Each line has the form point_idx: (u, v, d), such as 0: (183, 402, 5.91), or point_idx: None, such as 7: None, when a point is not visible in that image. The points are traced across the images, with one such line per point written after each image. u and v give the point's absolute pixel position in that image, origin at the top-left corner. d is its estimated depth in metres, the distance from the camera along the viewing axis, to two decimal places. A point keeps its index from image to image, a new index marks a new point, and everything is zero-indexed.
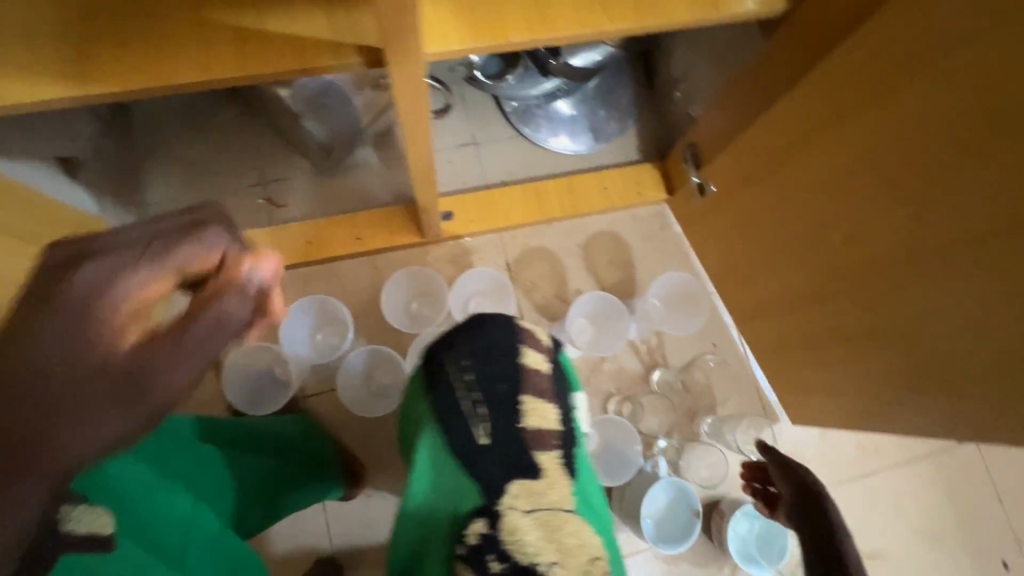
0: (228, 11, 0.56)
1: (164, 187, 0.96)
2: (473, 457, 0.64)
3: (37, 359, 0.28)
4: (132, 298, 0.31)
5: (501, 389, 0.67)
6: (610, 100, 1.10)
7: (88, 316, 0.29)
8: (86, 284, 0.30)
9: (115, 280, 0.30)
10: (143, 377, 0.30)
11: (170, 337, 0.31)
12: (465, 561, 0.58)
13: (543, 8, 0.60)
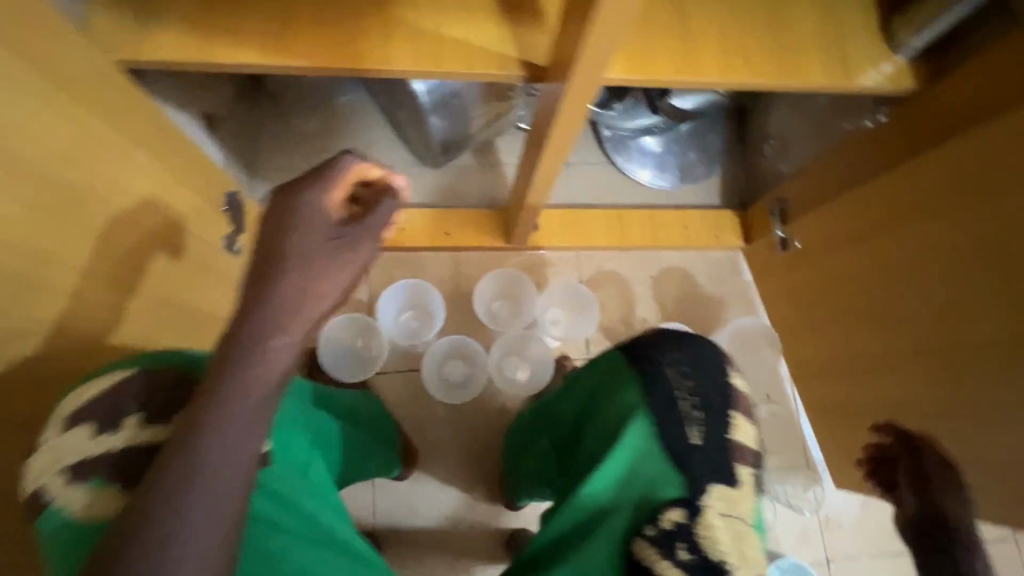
0: (412, 9, 0.62)
1: (276, 155, 1.02)
2: (683, 453, 0.54)
3: (245, 297, 0.35)
4: (307, 221, 0.39)
5: (716, 400, 0.58)
6: (701, 143, 1.14)
7: (284, 233, 0.38)
8: (275, 223, 0.38)
9: (294, 212, 0.38)
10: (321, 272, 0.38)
11: (338, 243, 0.39)
12: (653, 542, 0.48)
13: (692, 51, 0.64)
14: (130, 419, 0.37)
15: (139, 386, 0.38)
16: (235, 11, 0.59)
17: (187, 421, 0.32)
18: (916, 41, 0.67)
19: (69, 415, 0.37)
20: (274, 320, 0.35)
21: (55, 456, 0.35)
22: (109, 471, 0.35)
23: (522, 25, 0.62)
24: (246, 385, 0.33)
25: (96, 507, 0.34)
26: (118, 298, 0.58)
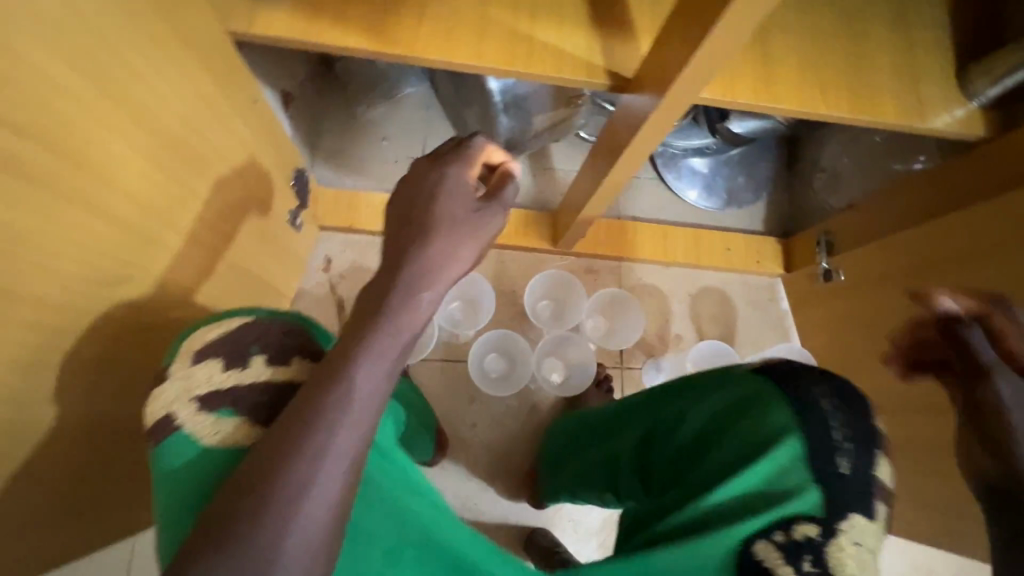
0: (507, 10, 0.64)
1: (339, 138, 1.05)
2: (826, 478, 0.42)
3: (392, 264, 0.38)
4: (435, 197, 0.41)
5: (868, 434, 0.45)
6: (751, 169, 1.15)
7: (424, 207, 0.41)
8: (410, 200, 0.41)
9: (426, 192, 0.41)
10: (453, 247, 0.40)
11: (464, 220, 0.41)
12: (780, 549, 0.38)
13: (772, 78, 0.66)
14: (255, 358, 0.38)
15: (265, 329, 0.40)
16: None
17: (341, 350, 0.35)
18: (992, 90, 0.68)
19: (198, 350, 0.38)
20: (418, 275, 0.38)
21: (187, 387, 0.37)
22: (239, 404, 0.36)
23: (613, 37, 0.64)
24: (397, 325, 0.36)
25: (225, 438, 0.35)
26: (197, 255, 0.60)
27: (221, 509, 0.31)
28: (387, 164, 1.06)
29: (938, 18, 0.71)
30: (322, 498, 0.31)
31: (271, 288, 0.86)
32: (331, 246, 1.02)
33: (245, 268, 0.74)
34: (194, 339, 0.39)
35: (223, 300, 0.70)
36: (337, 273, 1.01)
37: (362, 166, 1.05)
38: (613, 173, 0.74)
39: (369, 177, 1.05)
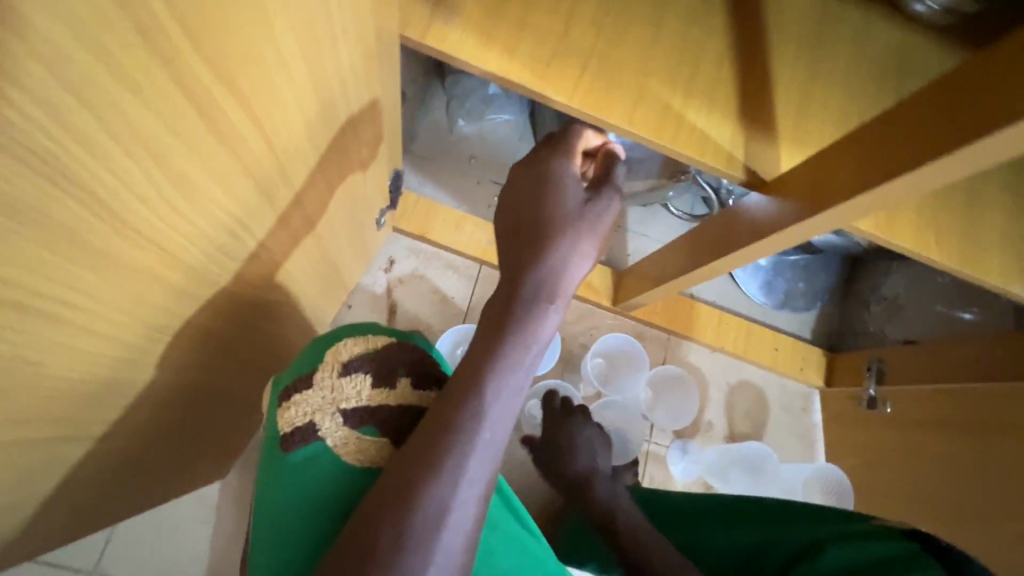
0: (666, 86, 0.65)
1: (429, 144, 1.04)
2: None
3: (518, 258, 0.47)
4: (556, 184, 0.49)
5: None
6: (813, 276, 1.15)
7: (543, 196, 0.49)
8: (529, 194, 0.49)
9: (542, 183, 0.49)
10: (576, 220, 0.47)
11: (583, 201, 0.48)
12: None
13: (891, 215, 0.68)
14: (401, 380, 0.48)
15: (400, 355, 0.49)
16: (517, 31, 0.63)
17: (466, 379, 0.42)
18: None
19: (345, 365, 0.47)
20: (535, 301, 0.45)
21: (335, 397, 0.46)
22: (380, 425, 0.46)
23: (758, 140, 0.66)
24: (514, 361, 0.43)
25: (365, 452, 0.45)
26: (301, 239, 0.59)
27: (372, 515, 0.37)
28: (470, 182, 1.05)
29: None
30: (460, 512, 0.38)
31: (339, 279, 0.84)
32: (397, 248, 1.00)
33: (330, 257, 0.73)
34: (339, 354, 0.47)
35: (304, 286, 0.68)
36: (397, 276, 1.00)
37: (444, 177, 1.04)
38: (713, 260, 0.75)
39: (451, 194, 1.04)
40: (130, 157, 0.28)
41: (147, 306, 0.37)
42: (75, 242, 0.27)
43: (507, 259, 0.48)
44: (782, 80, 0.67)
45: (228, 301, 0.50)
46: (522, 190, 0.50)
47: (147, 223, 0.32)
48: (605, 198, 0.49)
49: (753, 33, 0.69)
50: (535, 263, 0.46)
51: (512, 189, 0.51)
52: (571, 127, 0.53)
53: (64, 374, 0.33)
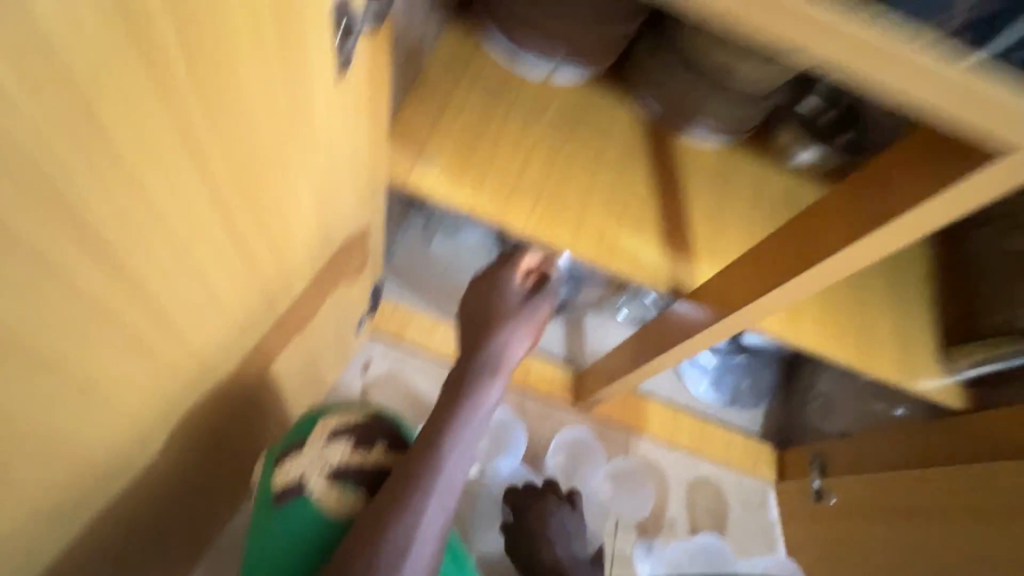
0: (602, 218, 0.82)
1: (406, 258, 1.16)
2: None
3: (469, 355, 0.60)
4: (500, 299, 0.62)
5: None
6: (757, 376, 1.26)
7: (489, 309, 0.62)
8: (480, 304, 0.63)
9: (491, 296, 0.62)
10: (512, 332, 0.60)
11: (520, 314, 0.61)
12: None
13: (796, 318, 0.82)
14: (377, 445, 0.61)
15: (374, 426, 0.62)
16: (481, 175, 0.79)
17: (423, 449, 0.55)
18: (969, 369, 0.84)
19: (331, 435, 0.60)
20: (485, 377, 0.59)
21: (321, 459, 0.59)
22: (354, 479, 0.58)
23: (678, 260, 0.81)
24: (461, 437, 0.56)
25: (342, 501, 0.57)
26: (291, 340, 0.68)
27: (349, 552, 0.50)
28: (442, 291, 1.16)
29: (930, 300, 0.88)
30: (415, 553, 0.51)
31: (318, 378, 0.91)
32: (374, 350, 1.09)
33: (313, 358, 0.81)
34: (327, 424, 0.61)
35: (287, 384, 0.75)
36: (372, 377, 1.07)
37: (420, 286, 1.15)
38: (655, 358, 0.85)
39: (426, 300, 1.14)
40: (184, 271, 0.38)
41: (164, 392, 0.44)
42: (133, 337, 0.37)
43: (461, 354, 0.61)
44: (695, 214, 0.85)
45: (226, 392, 0.57)
46: (475, 300, 0.63)
47: (183, 324, 0.41)
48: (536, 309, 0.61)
49: (670, 178, 0.87)
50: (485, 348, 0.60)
51: (470, 297, 0.64)
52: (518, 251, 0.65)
53: (90, 448, 0.40)
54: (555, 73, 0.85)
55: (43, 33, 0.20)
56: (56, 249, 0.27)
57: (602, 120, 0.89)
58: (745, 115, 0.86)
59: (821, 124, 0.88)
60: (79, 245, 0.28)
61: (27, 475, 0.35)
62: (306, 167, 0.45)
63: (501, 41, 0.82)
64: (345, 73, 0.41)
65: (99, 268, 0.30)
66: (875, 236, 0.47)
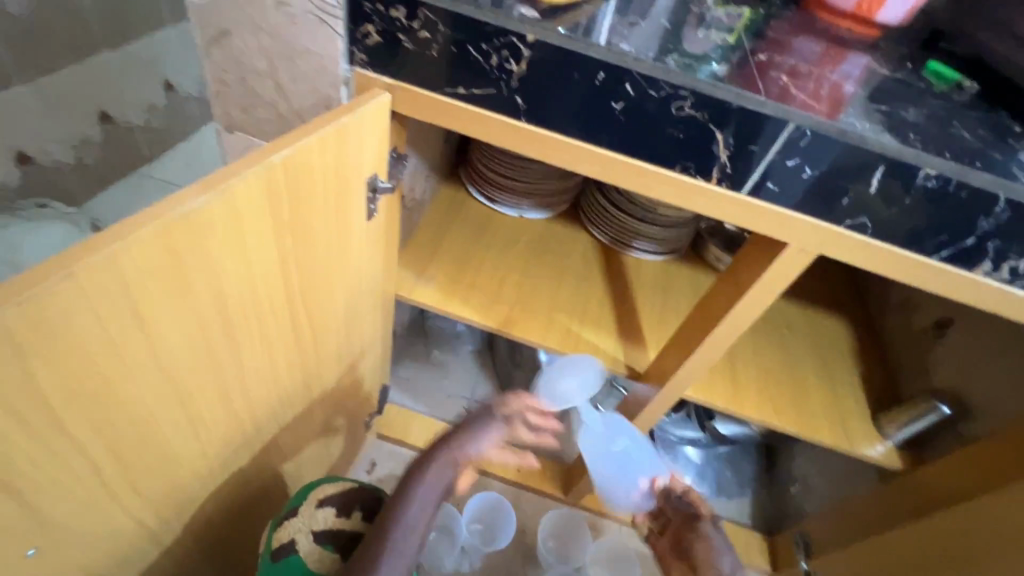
0: (568, 319, 1.02)
1: (409, 367, 1.33)
2: None
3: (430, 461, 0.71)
4: (472, 424, 0.75)
5: None
6: (737, 466, 1.37)
7: (463, 431, 0.74)
8: (455, 427, 0.75)
9: (467, 423, 0.75)
10: (472, 453, 0.73)
11: (484, 438, 0.74)
12: None
13: (738, 393, 0.97)
14: (355, 513, 0.71)
15: (356, 494, 0.73)
16: (469, 290, 1.01)
17: (379, 526, 0.65)
18: (898, 434, 0.95)
19: (321, 500, 0.70)
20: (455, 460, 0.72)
21: (309, 522, 0.69)
22: (334, 542, 0.68)
23: (633, 349, 0.99)
24: (411, 519, 0.66)
25: (322, 561, 0.67)
26: (315, 425, 0.82)
27: None
28: (441, 396, 1.30)
29: (855, 379, 1.05)
30: None
31: (327, 471, 1.03)
32: (379, 452, 1.20)
33: (327, 447, 0.95)
34: (318, 492, 0.71)
35: (303, 468, 0.88)
36: (377, 477, 1.17)
37: (420, 392, 1.30)
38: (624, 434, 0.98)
39: (426, 403, 1.29)
40: (263, 348, 0.56)
41: (233, 447, 0.59)
42: (229, 394, 0.53)
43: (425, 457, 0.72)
44: (644, 314, 1.05)
45: (263, 462, 0.71)
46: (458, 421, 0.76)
47: (255, 389, 0.58)
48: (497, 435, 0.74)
49: (620, 287, 1.09)
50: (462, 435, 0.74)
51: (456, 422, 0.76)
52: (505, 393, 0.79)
53: (183, 485, 0.54)
54: (523, 214, 1.15)
55: (236, 204, 0.41)
56: (214, 326, 0.46)
57: (563, 246, 1.14)
58: (669, 237, 1.13)
59: (738, 239, 1.15)
60: (223, 325, 0.47)
61: (149, 494, 0.49)
62: (344, 282, 0.66)
63: (482, 194, 1.14)
64: (372, 216, 0.64)
65: (227, 338, 0.49)
66: (736, 307, 0.65)
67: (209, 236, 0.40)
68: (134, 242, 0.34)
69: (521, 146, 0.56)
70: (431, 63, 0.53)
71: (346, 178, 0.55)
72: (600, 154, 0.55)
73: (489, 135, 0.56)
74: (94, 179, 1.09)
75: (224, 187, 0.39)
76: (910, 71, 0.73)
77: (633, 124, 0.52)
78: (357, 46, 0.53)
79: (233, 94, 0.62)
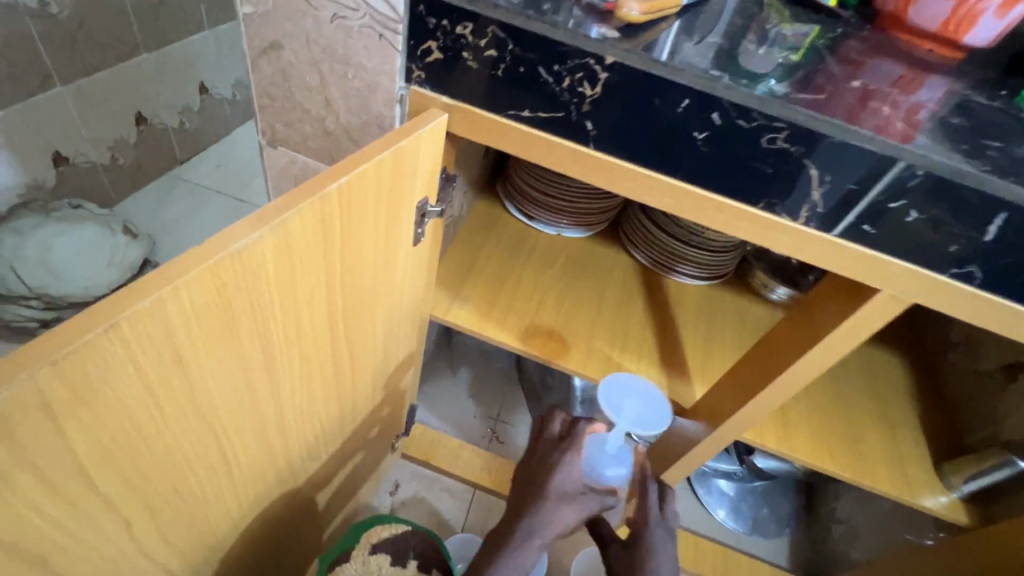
0: (609, 347, 0.97)
1: (434, 383, 1.29)
2: None
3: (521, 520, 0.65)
4: (559, 485, 0.67)
5: None
6: (773, 502, 1.29)
7: (553, 492, 0.66)
8: (542, 483, 0.67)
9: (553, 478, 0.67)
10: (564, 521, 0.66)
11: (577, 506, 0.66)
12: None
13: (789, 434, 0.91)
14: (406, 561, 0.75)
15: (407, 540, 0.76)
16: (505, 312, 0.97)
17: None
18: (967, 485, 0.88)
19: (375, 545, 0.75)
20: (554, 505, 0.66)
21: (364, 568, 0.72)
22: None
23: (677, 382, 0.94)
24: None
25: None
26: (343, 451, 0.78)
27: None
28: (467, 415, 1.26)
29: (915, 422, 0.98)
30: None
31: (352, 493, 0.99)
32: (403, 473, 1.16)
33: (352, 471, 0.91)
34: (373, 538, 0.75)
35: (327, 494, 0.84)
36: (400, 499, 1.13)
37: (445, 410, 1.26)
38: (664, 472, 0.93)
39: (451, 423, 1.25)
40: (302, 380, 0.52)
41: (264, 484, 0.55)
42: (263, 433, 0.49)
43: (517, 514, 0.66)
44: (688, 344, 1.00)
45: (292, 494, 0.68)
46: (544, 469, 0.68)
47: (290, 423, 0.54)
48: (593, 498, 0.67)
49: (663, 314, 1.04)
50: (545, 473, 0.68)
51: (542, 476, 0.68)
52: (581, 428, 0.71)
53: (211, 529, 0.50)
54: (561, 233, 1.10)
55: (288, 237, 0.37)
56: (255, 363, 0.42)
57: (603, 267, 1.09)
58: (714, 261, 1.08)
59: (788, 268, 1.11)
60: (264, 360, 0.43)
61: (176, 542, 0.45)
62: (385, 309, 0.63)
63: (519, 211, 1.10)
64: (419, 240, 0.61)
65: (266, 376, 0.45)
66: (810, 353, 0.60)
67: (257, 273, 0.36)
68: (180, 285, 0.31)
69: (588, 175, 0.52)
70: (496, 83, 0.48)
71: (397, 203, 0.51)
72: (675, 185, 0.50)
73: (554, 162, 0.52)
74: (116, 175, 1.47)
75: (276, 220, 0.36)
76: (1003, 100, 0.67)
77: (715, 156, 0.47)
78: (415, 63, 0.50)
79: (279, 107, 0.58)
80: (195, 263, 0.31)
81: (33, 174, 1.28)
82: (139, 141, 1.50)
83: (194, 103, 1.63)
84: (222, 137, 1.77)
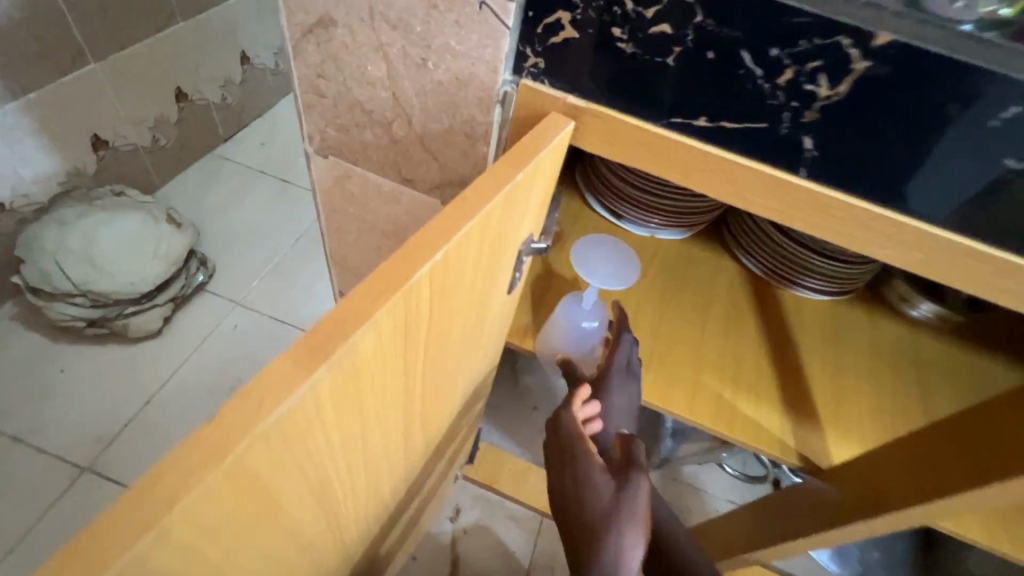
0: (719, 382, 0.79)
1: (496, 394, 1.17)
2: None
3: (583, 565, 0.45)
4: (592, 497, 0.46)
5: None
6: (887, 545, 1.11)
7: (588, 506, 0.46)
8: (577, 505, 0.47)
9: (586, 494, 0.46)
10: (626, 534, 0.44)
11: (628, 511, 0.45)
12: None
13: None
14: None
15: None
16: None
17: None
18: None
19: None
20: (609, 540, 0.44)
21: None
22: None
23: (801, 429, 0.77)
24: None
25: None
26: (400, 509, 0.67)
27: None
28: (532, 431, 1.14)
29: None
30: None
31: (411, 531, 0.89)
32: (464, 497, 1.06)
33: (412, 515, 0.80)
34: None
35: (386, 549, 0.73)
36: (461, 526, 1.03)
37: (508, 425, 1.14)
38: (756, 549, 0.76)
39: (516, 440, 1.12)
40: (371, 492, 0.41)
41: None
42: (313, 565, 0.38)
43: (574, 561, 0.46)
44: (815, 378, 0.81)
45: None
46: (565, 495, 0.48)
47: (345, 540, 0.42)
48: (636, 494, 0.45)
49: (782, 338, 0.85)
50: (571, 503, 0.47)
51: (573, 498, 0.47)
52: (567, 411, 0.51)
53: None
54: (653, 234, 0.91)
55: (346, 379, 0.25)
56: (304, 517, 0.31)
57: (707, 274, 0.90)
58: (849, 271, 0.86)
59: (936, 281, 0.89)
60: (320, 506, 0.32)
61: None
62: (466, 373, 0.50)
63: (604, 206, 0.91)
64: (514, 285, 0.46)
65: (320, 516, 0.33)
66: None
67: (307, 431, 0.25)
68: (172, 521, 0.20)
69: (774, 194, 0.41)
70: (689, 75, 0.36)
71: (499, 254, 0.36)
72: (885, 216, 0.40)
73: (731, 183, 0.41)
74: (161, 157, 1.38)
75: (322, 369, 0.23)
76: None
77: (997, 176, 0.36)
78: (538, 45, 0.37)
79: (331, 107, 0.44)
80: (199, 477, 0.21)
81: (74, 160, 1.20)
82: (180, 120, 1.40)
83: (235, 74, 1.50)
84: (266, 109, 1.65)
